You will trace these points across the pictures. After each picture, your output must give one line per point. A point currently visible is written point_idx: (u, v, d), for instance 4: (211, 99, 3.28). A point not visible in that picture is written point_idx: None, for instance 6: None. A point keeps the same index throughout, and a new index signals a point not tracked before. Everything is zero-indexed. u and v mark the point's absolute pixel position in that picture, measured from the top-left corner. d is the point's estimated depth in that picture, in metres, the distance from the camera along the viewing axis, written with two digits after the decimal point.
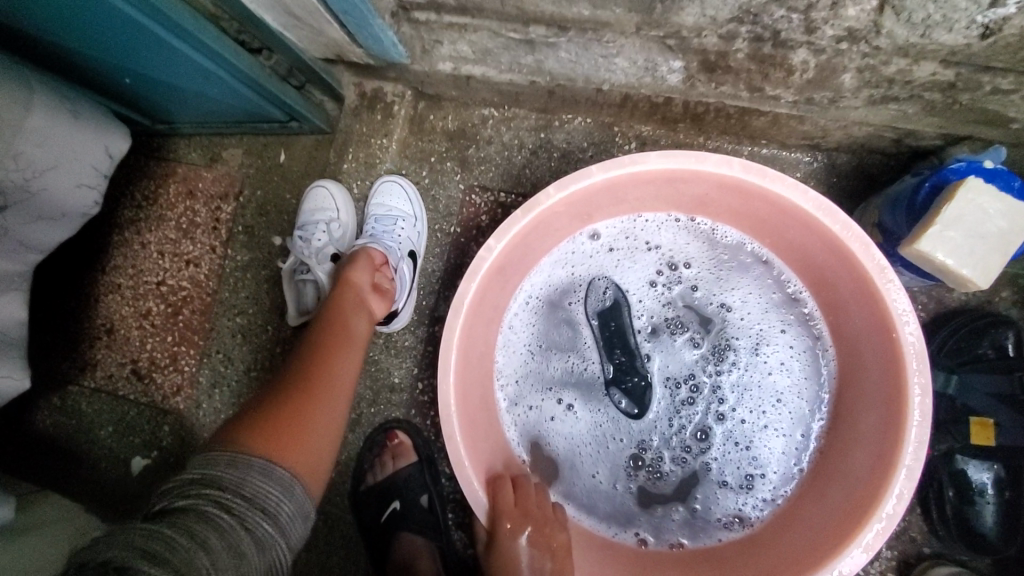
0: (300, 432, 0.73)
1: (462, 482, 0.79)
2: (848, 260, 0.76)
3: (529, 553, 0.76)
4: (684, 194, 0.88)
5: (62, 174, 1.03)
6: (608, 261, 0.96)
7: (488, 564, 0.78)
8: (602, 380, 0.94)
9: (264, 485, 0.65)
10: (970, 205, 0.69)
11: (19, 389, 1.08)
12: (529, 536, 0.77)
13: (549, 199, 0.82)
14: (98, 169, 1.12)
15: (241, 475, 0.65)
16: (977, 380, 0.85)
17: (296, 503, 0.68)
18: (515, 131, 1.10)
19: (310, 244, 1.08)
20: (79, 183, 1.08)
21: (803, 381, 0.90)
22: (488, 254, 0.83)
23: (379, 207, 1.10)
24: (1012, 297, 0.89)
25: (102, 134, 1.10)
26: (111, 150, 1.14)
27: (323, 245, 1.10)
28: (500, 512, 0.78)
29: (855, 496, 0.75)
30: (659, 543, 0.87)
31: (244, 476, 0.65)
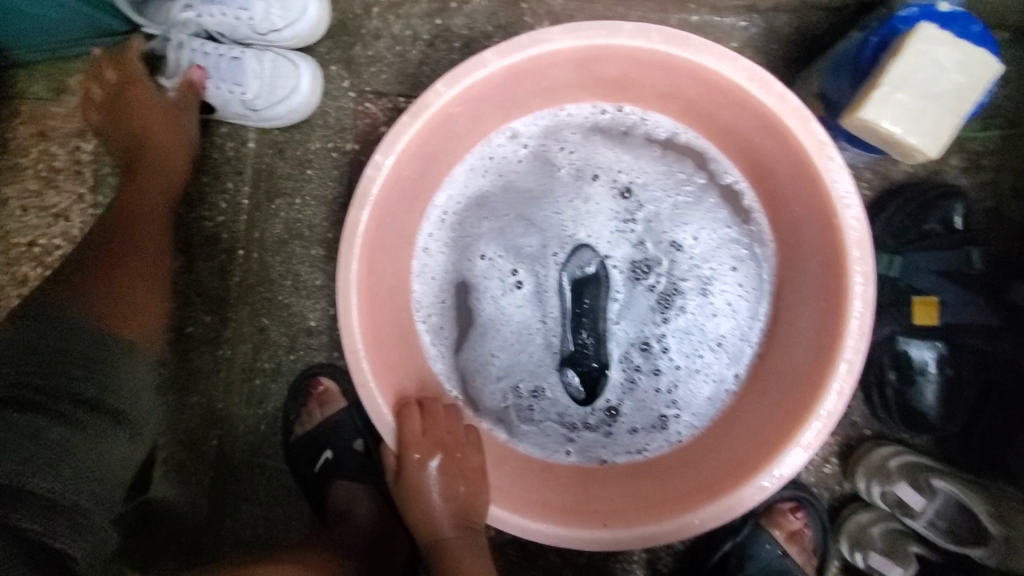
0: (132, 305, 0.79)
1: (369, 408, 0.71)
2: (785, 140, 0.67)
3: (439, 479, 0.72)
4: (602, 79, 0.75)
5: None
6: (545, 194, 0.85)
7: (397, 489, 0.74)
8: (537, 330, 0.86)
9: (108, 353, 0.74)
10: (922, 59, 0.59)
11: None
12: (439, 462, 0.72)
13: (438, 98, 0.68)
14: None
15: (109, 349, 0.75)
16: (923, 259, 0.78)
17: (135, 365, 0.76)
18: (406, 20, 0.92)
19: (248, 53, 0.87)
20: None
21: (749, 322, 0.82)
22: (377, 173, 0.70)
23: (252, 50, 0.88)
24: (961, 164, 0.81)
25: None
26: None
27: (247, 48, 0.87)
28: (408, 441, 0.71)
29: (794, 395, 0.71)
30: (587, 460, 0.83)
31: (111, 354, 0.74)
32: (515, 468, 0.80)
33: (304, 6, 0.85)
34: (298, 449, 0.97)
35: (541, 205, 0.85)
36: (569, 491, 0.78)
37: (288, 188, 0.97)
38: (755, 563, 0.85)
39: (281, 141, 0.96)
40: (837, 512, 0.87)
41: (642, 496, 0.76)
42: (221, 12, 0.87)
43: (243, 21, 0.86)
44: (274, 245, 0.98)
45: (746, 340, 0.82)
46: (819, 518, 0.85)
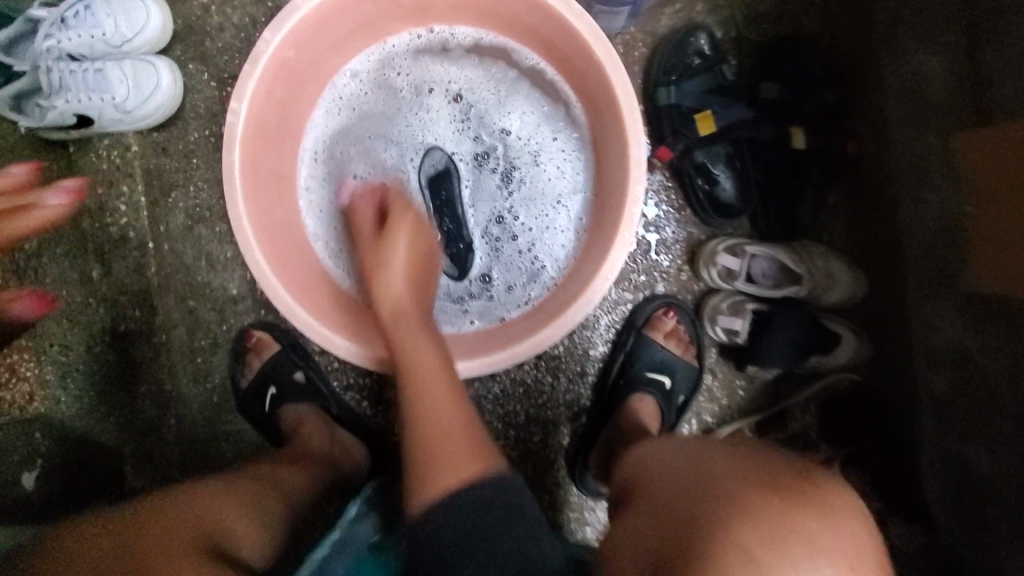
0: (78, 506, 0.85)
1: (284, 311, 0.85)
2: (545, 9, 0.85)
3: (363, 344, 0.88)
4: (401, 5, 0.92)
5: None
6: (392, 119, 1.01)
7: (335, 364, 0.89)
8: None
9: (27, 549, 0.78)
10: None
11: None
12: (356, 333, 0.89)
13: (269, 44, 0.83)
14: None
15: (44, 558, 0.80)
16: (692, 84, 0.98)
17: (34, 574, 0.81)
18: (241, 10, 1.07)
19: (110, 63, 0.98)
20: None
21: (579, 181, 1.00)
22: (237, 118, 0.84)
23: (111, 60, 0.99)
24: (706, 8, 1.02)
25: None
26: None
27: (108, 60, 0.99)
28: (323, 316, 0.88)
29: (612, 205, 0.90)
30: (487, 319, 1.00)
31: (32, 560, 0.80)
32: None
33: (148, 15, 1.00)
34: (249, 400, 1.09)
35: (390, 128, 1.01)
36: (471, 342, 0.94)
37: (179, 179, 1.09)
38: (643, 364, 1.03)
39: (162, 140, 1.08)
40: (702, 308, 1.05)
41: (529, 322, 0.92)
42: (74, 34, 0.97)
43: (99, 38, 0.98)
44: (180, 233, 1.10)
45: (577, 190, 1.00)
46: (687, 313, 1.03)
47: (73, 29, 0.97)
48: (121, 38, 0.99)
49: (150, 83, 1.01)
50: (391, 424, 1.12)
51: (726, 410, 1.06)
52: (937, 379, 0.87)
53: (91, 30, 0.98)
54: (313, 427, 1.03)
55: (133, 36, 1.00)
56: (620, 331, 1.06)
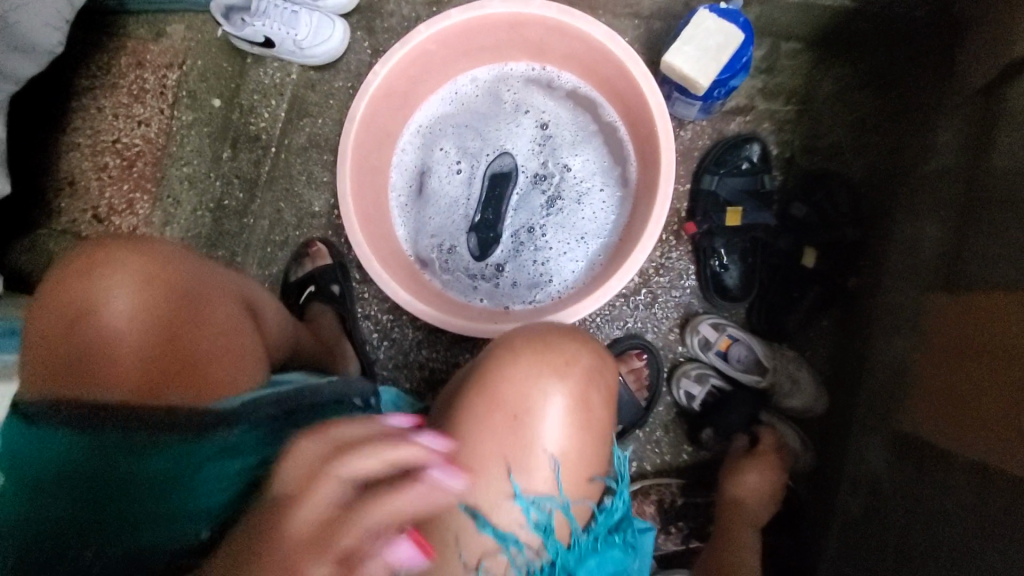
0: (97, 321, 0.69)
1: (348, 229, 1.08)
2: (632, 82, 1.05)
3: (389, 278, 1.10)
4: (527, 41, 1.14)
5: (31, 12, 1.14)
6: (486, 124, 1.23)
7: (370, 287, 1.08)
8: (463, 209, 1.24)
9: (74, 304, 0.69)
10: (698, 29, 0.96)
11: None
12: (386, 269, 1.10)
13: (419, 35, 1.07)
14: (62, 13, 1.19)
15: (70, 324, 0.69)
16: (736, 181, 1.14)
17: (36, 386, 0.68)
18: (412, 6, 1.34)
19: (303, 13, 1.26)
20: (45, 22, 1.17)
21: (609, 224, 1.19)
22: (374, 78, 1.08)
23: (306, 11, 1.27)
24: (771, 128, 1.19)
25: None
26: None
27: (302, 10, 1.26)
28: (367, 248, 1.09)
29: (622, 254, 1.09)
30: (493, 303, 1.20)
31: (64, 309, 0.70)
32: (438, 295, 1.17)
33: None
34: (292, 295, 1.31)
35: (481, 128, 1.23)
36: (477, 311, 1.15)
37: (313, 111, 1.37)
38: None
39: (314, 79, 1.36)
40: (675, 370, 1.18)
41: (518, 315, 1.12)
42: None
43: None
44: (297, 150, 1.37)
45: (602, 233, 1.19)
46: (655, 362, 1.16)
47: None
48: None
49: (325, 38, 1.28)
50: (387, 360, 1.31)
51: (667, 466, 1.16)
52: (852, 503, 0.98)
53: None
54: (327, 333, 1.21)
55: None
56: None
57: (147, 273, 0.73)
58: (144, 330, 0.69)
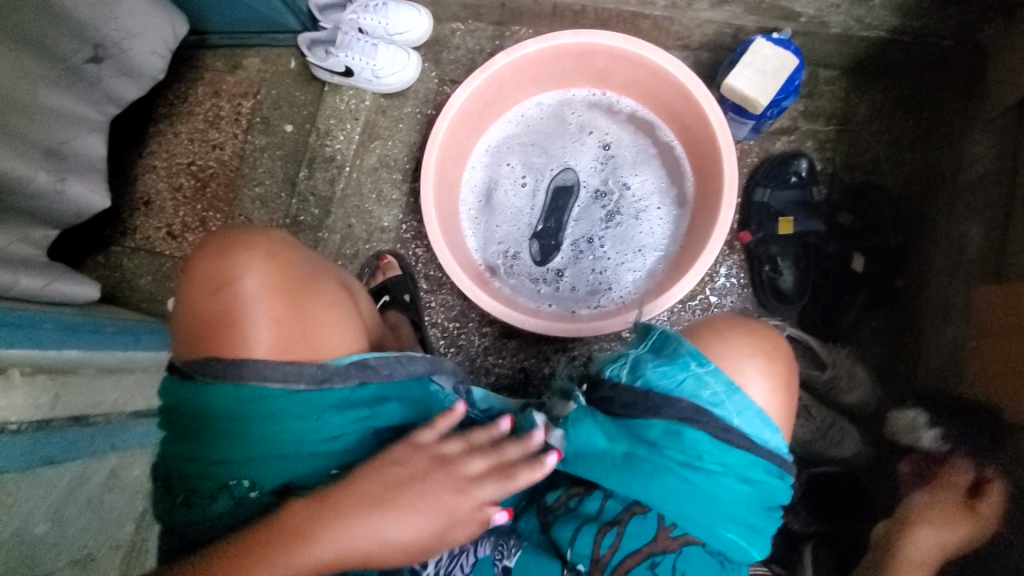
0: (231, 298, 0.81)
1: (432, 238, 1.16)
2: (692, 103, 1.16)
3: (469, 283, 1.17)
4: (592, 69, 1.26)
5: (142, 42, 1.25)
6: (550, 144, 1.34)
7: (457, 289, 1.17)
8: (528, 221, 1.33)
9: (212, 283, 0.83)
10: (755, 55, 1.08)
11: (90, 298, 1.28)
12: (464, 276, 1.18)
13: (497, 63, 1.19)
14: (166, 44, 1.31)
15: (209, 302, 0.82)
16: (785, 194, 1.24)
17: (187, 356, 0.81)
18: (476, 40, 1.47)
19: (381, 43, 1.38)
20: (152, 51, 1.29)
21: (667, 236, 1.28)
22: (456, 102, 1.19)
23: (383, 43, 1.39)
24: (814, 145, 1.30)
25: (170, 16, 1.30)
26: (175, 30, 1.32)
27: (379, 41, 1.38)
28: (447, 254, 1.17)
29: (686, 261, 1.17)
30: (559, 308, 1.28)
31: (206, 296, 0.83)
32: (509, 301, 1.24)
33: (420, 23, 1.41)
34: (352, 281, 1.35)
35: (547, 147, 1.34)
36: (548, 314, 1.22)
37: (384, 134, 1.48)
38: None
39: (385, 105, 1.48)
40: None
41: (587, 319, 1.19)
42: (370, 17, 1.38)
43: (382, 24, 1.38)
44: (368, 170, 1.47)
45: (661, 244, 1.28)
46: None
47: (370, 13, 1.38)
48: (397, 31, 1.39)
49: (399, 65, 1.40)
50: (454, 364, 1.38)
51: None
52: (913, 488, 1.05)
53: (380, 19, 1.38)
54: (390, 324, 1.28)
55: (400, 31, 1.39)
56: None
57: (267, 256, 0.84)
58: (271, 304, 0.81)
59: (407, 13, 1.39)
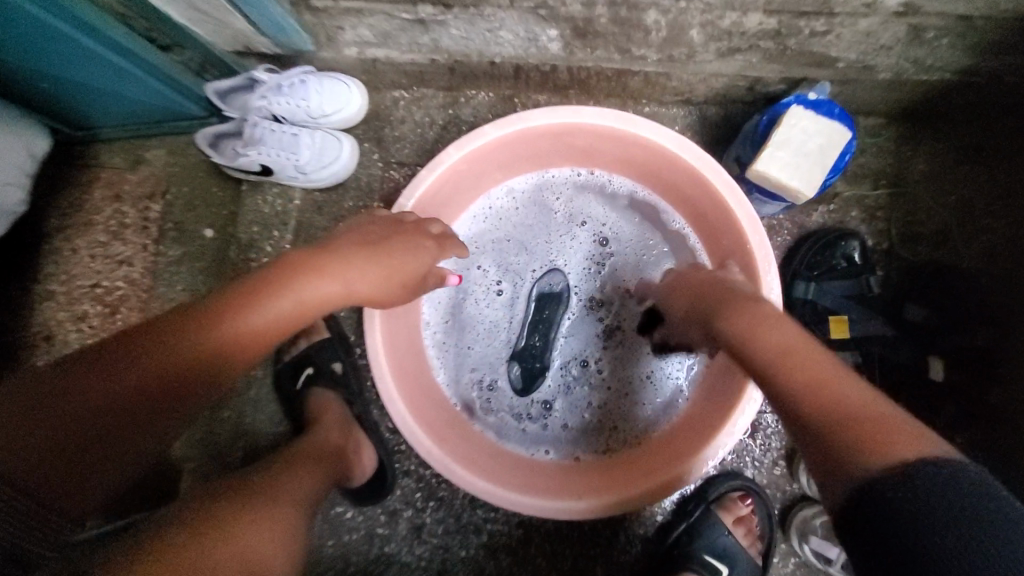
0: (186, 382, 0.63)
1: (383, 393, 0.86)
2: (706, 189, 0.89)
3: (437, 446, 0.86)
4: (572, 147, 0.98)
5: None
6: (529, 241, 1.06)
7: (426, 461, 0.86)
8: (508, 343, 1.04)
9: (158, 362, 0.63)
10: (794, 129, 0.83)
11: None
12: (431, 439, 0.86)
13: (450, 158, 0.91)
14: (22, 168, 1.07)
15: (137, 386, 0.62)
16: (834, 285, 0.99)
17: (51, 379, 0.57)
18: (425, 110, 1.19)
19: (300, 133, 1.09)
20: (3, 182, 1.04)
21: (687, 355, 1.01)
22: (400, 213, 0.91)
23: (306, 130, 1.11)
24: (860, 215, 1.06)
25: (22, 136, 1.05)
26: (32, 149, 1.07)
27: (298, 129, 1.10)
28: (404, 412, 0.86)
29: (731, 392, 0.85)
30: (560, 456, 0.98)
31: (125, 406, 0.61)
32: (493, 454, 0.94)
33: (351, 98, 1.12)
34: (296, 407, 1.06)
35: (528, 243, 1.06)
36: (543, 476, 0.91)
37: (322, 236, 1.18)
38: (704, 540, 0.96)
39: (321, 200, 1.19)
40: (788, 511, 0.99)
41: (603, 481, 0.88)
42: (285, 102, 1.09)
43: (302, 108, 1.09)
44: None
45: (680, 366, 1.01)
46: (764, 507, 0.96)
47: (282, 97, 1.08)
48: (320, 112, 1.11)
49: (330, 155, 1.12)
50: (434, 525, 1.06)
51: None
52: None
53: (297, 103, 1.09)
54: (334, 421, 0.99)
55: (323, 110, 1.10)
56: (688, 497, 1.00)
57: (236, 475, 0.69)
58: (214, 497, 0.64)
59: (329, 86, 1.10)
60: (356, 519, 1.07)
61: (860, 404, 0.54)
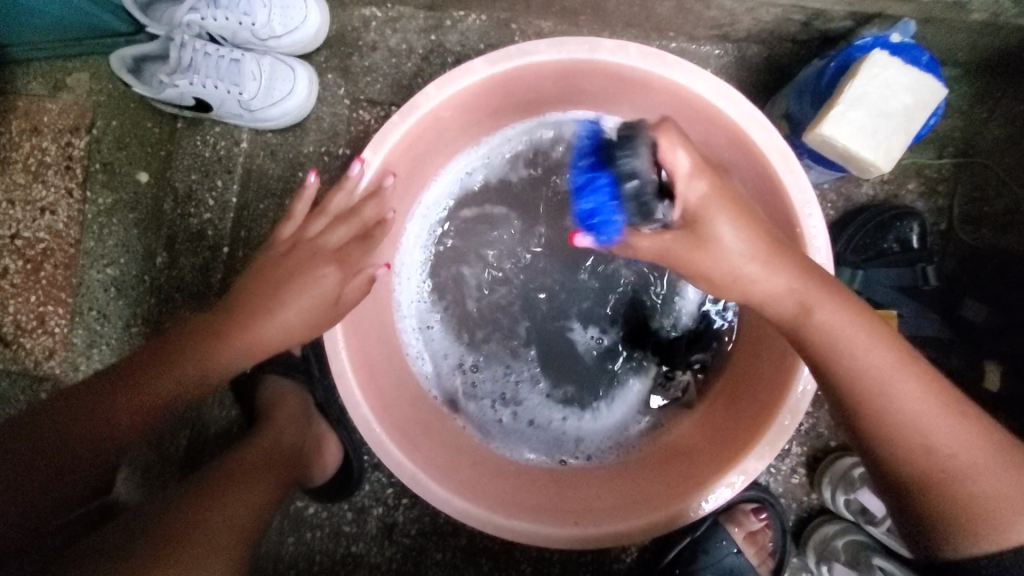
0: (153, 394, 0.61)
1: (342, 392, 0.72)
2: (750, 153, 0.71)
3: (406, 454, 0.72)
4: (583, 92, 0.79)
5: None
6: (524, 203, 0.88)
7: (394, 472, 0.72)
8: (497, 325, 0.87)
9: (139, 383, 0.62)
10: (875, 81, 0.65)
11: None
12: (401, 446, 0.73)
13: (428, 100, 0.71)
14: None
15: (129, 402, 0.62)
16: (882, 274, 0.84)
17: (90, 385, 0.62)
18: (402, 34, 0.96)
19: (242, 56, 0.89)
20: None
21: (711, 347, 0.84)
22: (365, 168, 0.72)
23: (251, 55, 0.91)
24: (918, 189, 0.88)
25: None
26: None
27: (238, 52, 0.90)
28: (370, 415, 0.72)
29: (760, 404, 0.72)
30: (554, 460, 0.84)
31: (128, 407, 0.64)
32: (475, 458, 0.80)
33: (306, 15, 0.90)
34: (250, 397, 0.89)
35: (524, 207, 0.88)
36: (537, 491, 0.77)
37: (277, 189, 0.99)
38: (708, 557, 0.89)
39: (274, 143, 0.99)
40: (805, 523, 0.90)
41: (602, 498, 0.76)
42: (223, 16, 0.89)
43: (245, 26, 0.89)
44: (258, 245, 0.99)
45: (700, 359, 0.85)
46: (780, 520, 0.88)
47: (222, 10, 0.89)
48: (267, 31, 0.90)
49: (276, 85, 0.90)
50: (408, 523, 0.95)
51: None
52: None
53: (240, 21, 0.89)
54: (290, 416, 0.82)
55: (269, 28, 0.89)
56: None
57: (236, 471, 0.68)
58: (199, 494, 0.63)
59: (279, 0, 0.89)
60: (320, 516, 0.96)
61: (885, 371, 0.57)
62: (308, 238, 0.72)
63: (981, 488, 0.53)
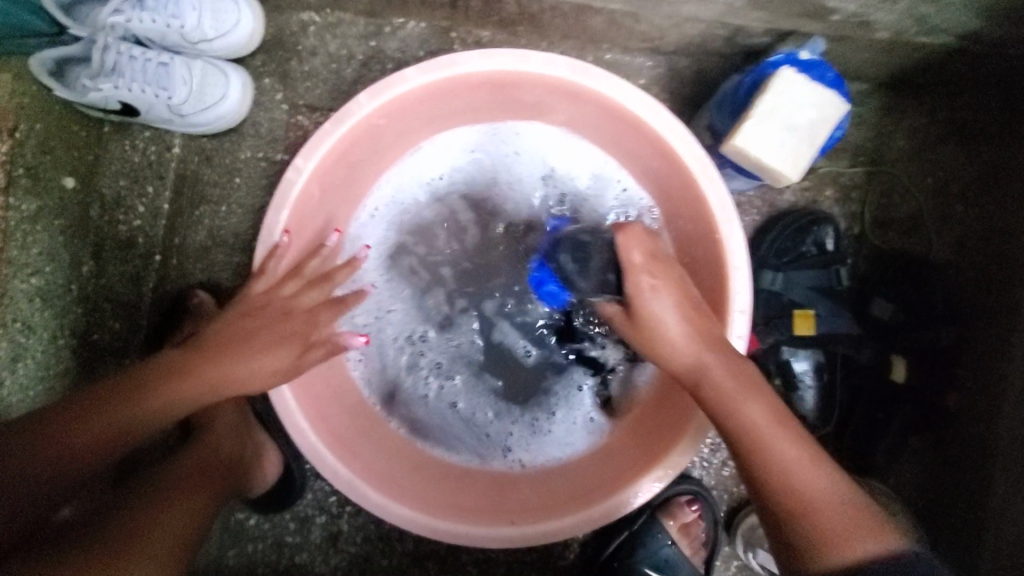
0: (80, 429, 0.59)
1: (275, 400, 0.72)
2: (673, 161, 0.74)
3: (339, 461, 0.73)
4: (518, 101, 0.80)
5: None
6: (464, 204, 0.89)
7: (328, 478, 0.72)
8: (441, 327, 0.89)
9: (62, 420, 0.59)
10: (782, 97, 0.69)
11: None
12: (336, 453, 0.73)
13: (361, 109, 0.72)
14: None
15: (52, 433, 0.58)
16: (801, 276, 0.90)
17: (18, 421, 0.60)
18: (341, 40, 0.96)
19: (172, 61, 0.87)
20: None
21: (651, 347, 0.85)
22: (297, 175, 0.72)
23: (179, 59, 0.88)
24: (834, 195, 0.94)
25: None
26: None
27: (167, 58, 0.87)
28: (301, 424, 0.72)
29: (682, 406, 0.76)
30: (494, 461, 0.85)
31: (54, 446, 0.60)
32: (414, 463, 0.82)
33: (240, 19, 0.89)
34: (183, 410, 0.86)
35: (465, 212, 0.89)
36: (478, 495, 0.79)
37: (213, 196, 0.97)
38: (645, 551, 0.92)
39: (209, 148, 0.97)
40: (734, 513, 0.94)
41: (537, 499, 0.78)
42: (150, 18, 0.87)
43: (174, 28, 0.87)
44: (194, 253, 0.97)
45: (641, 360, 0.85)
46: (711, 511, 0.91)
47: (149, 13, 0.86)
48: (197, 36, 0.88)
49: (209, 93, 0.89)
50: (352, 531, 0.95)
51: None
52: None
53: (167, 23, 0.87)
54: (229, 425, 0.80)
55: (200, 34, 0.88)
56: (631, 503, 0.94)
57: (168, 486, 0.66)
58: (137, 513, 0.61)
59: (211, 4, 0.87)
60: (261, 527, 0.95)
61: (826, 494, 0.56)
62: (281, 297, 0.71)
63: (837, 518, 0.55)
